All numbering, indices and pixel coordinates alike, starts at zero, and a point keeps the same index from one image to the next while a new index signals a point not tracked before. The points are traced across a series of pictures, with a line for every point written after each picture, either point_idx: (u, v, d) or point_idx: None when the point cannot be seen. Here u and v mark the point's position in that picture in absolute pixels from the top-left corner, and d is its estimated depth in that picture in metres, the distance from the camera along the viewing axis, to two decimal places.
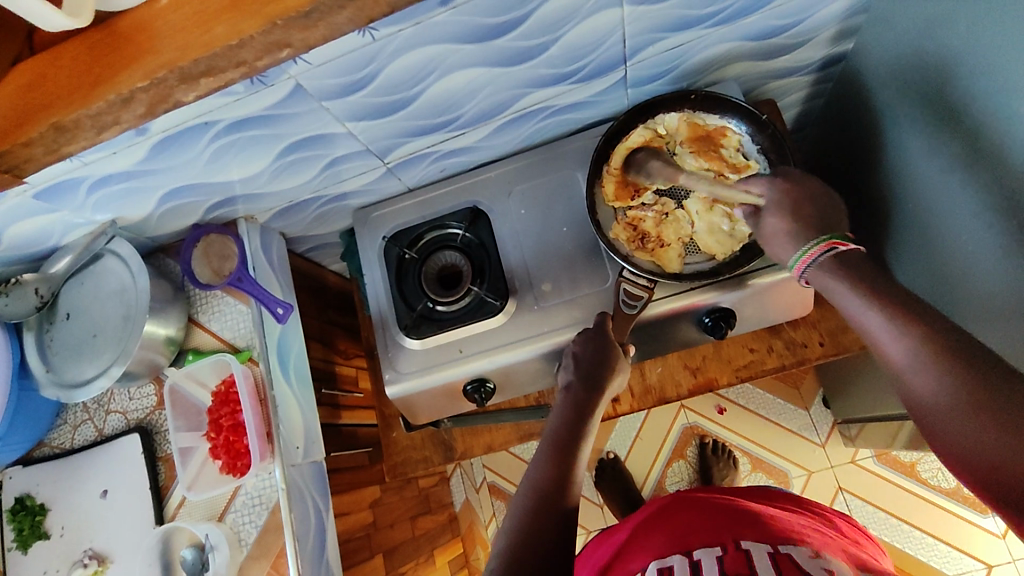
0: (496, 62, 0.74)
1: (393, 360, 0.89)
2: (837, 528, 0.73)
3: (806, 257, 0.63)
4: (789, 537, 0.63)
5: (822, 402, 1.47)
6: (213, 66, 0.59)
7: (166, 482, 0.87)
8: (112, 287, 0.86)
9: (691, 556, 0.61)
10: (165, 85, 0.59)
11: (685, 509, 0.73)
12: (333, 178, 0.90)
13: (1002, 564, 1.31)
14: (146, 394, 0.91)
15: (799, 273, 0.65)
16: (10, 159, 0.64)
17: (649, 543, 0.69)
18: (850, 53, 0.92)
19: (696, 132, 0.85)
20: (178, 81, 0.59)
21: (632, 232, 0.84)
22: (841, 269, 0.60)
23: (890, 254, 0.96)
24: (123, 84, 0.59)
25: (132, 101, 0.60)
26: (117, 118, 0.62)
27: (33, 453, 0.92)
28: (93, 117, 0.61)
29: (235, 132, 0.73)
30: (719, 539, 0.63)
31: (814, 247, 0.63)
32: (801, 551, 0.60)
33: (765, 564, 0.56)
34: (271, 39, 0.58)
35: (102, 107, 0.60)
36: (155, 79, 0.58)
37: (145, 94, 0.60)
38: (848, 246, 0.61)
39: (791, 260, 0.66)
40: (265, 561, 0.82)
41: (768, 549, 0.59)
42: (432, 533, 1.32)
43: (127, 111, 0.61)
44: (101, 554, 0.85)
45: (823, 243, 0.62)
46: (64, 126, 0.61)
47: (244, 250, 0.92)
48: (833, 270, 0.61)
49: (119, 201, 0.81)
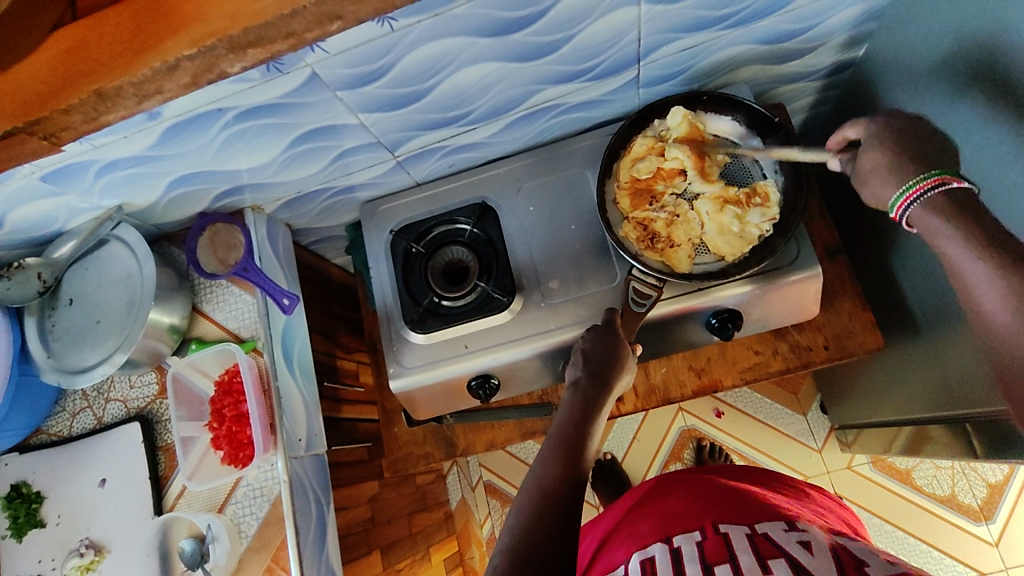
0: (512, 57, 0.74)
1: (398, 354, 0.89)
2: (815, 502, 0.74)
3: (912, 192, 0.56)
4: (766, 513, 0.62)
5: (819, 407, 1.48)
6: (262, 36, 0.55)
7: (166, 472, 0.86)
8: (117, 274, 0.85)
9: (672, 543, 0.60)
10: (213, 54, 0.56)
11: (667, 494, 0.72)
12: (342, 170, 0.89)
13: (995, 571, 1.32)
14: (148, 383, 0.90)
15: (899, 211, 0.58)
16: (47, 126, 0.61)
17: (633, 529, 0.68)
18: (859, 60, 0.92)
19: (693, 133, 0.84)
20: (227, 50, 0.56)
21: (642, 231, 0.83)
22: (953, 213, 0.54)
23: (893, 262, 0.96)
24: (170, 53, 0.55)
25: (177, 70, 0.56)
26: (159, 88, 0.58)
27: (30, 440, 0.90)
28: (135, 86, 0.57)
29: (246, 120, 0.73)
30: (698, 523, 0.61)
31: (925, 179, 0.56)
32: (776, 526, 0.58)
33: (743, 545, 0.55)
34: (325, 9, 0.54)
35: (146, 75, 0.56)
36: (204, 48, 0.55)
37: (192, 63, 0.56)
38: (962, 185, 0.55)
39: (893, 197, 0.58)
40: (265, 554, 0.82)
41: (747, 529, 0.58)
42: (428, 530, 1.32)
43: (171, 80, 0.57)
44: (99, 543, 0.84)
45: (931, 178, 0.56)
46: (106, 94, 0.57)
47: (251, 239, 0.92)
48: (937, 211, 0.55)
49: (126, 185, 0.80)
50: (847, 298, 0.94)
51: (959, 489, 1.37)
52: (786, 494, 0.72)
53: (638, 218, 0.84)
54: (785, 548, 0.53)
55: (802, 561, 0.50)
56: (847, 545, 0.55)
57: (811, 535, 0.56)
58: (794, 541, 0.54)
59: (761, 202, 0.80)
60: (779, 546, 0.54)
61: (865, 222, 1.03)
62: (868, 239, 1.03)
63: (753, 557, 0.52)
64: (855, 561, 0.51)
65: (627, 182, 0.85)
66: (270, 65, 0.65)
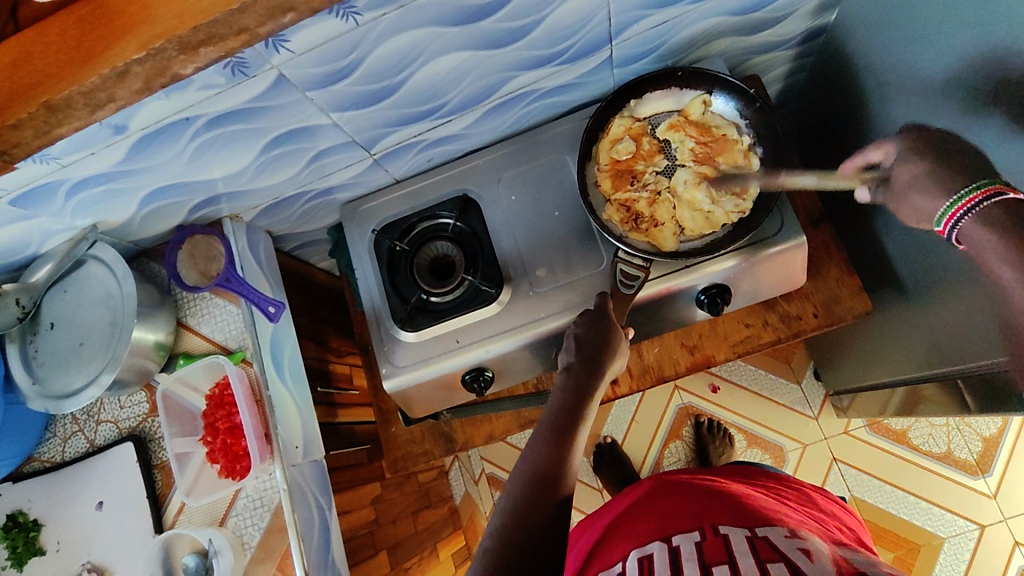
0: (482, 45, 0.73)
1: (389, 353, 0.88)
2: (817, 505, 0.74)
3: (963, 203, 0.59)
4: (768, 518, 0.61)
5: (813, 375, 1.49)
6: (212, 35, 0.54)
7: (163, 490, 0.85)
8: (97, 294, 0.83)
9: (671, 542, 0.60)
10: (163, 57, 0.54)
11: (666, 494, 0.71)
12: (318, 172, 0.88)
13: (994, 522, 1.34)
14: (138, 402, 0.89)
15: (946, 225, 0.62)
16: None
17: (631, 529, 0.68)
18: (831, 26, 0.92)
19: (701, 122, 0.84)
20: (177, 51, 0.54)
21: (626, 213, 0.83)
22: (1004, 221, 0.56)
23: (874, 228, 0.97)
24: (118, 58, 0.54)
25: (128, 75, 0.55)
26: (112, 96, 0.57)
27: (22, 469, 0.89)
28: (86, 95, 0.56)
29: (217, 127, 0.71)
30: (698, 523, 0.61)
31: (981, 190, 0.58)
32: (777, 532, 0.57)
33: (742, 548, 0.54)
34: (273, 2, 0.53)
35: (96, 83, 0.55)
36: (152, 50, 0.53)
37: (143, 68, 0.55)
38: (1018, 195, 0.56)
39: (939, 212, 0.62)
40: (271, 564, 0.81)
41: (747, 532, 0.57)
42: (435, 526, 1.32)
43: (123, 87, 0.56)
44: (100, 567, 0.83)
45: (984, 190, 0.58)
46: (56, 105, 0.56)
47: (231, 248, 0.91)
48: (990, 225, 0.57)
49: (98, 204, 0.78)
50: (832, 265, 0.95)
51: (955, 445, 1.39)
52: (789, 499, 0.72)
53: (619, 198, 0.84)
54: (785, 553, 0.53)
55: (801, 566, 0.50)
56: (849, 556, 0.55)
57: (812, 544, 0.55)
58: (794, 547, 0.54)
59: (740, 194, 0.81)
60: (779, 550, 0.53)
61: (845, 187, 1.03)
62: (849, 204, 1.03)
63: (752, 559, 0.52)
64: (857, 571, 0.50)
65: (608, 164, 0.85)
66: (235, 68, 0.63)
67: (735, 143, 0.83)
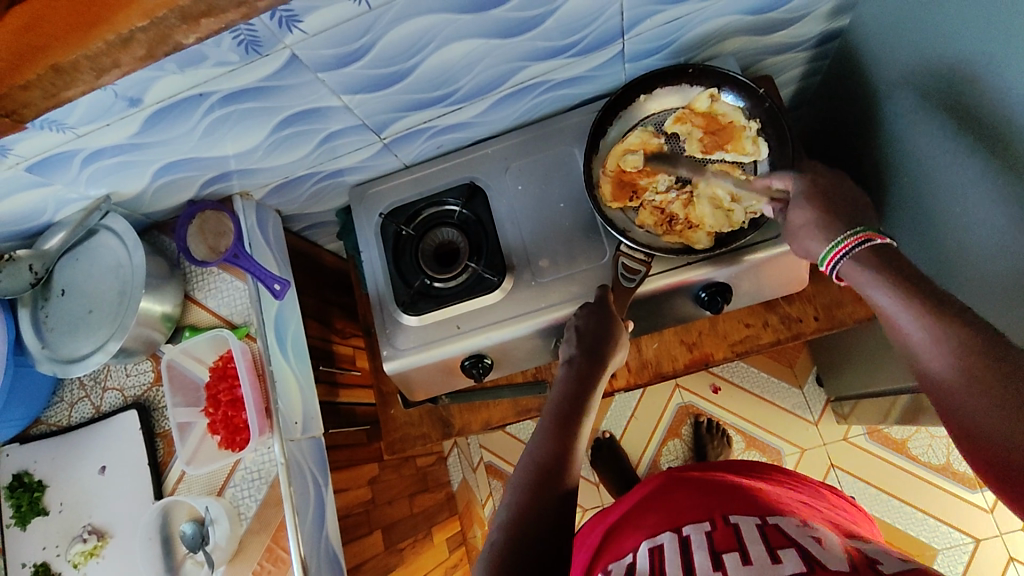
0: (494, 33, 0.74)
1: (391, 336, 0.89)
2: (824, 498, 0.74)
3: (841, 248, 0.61)
4: (778, 509, 0.62)
5: (815, 380, 1.49)
6: (213, 7, 0.55)
7: (165, 458, 0.87)
8: (107, 263, 0.86)
9: (682, 532, 0.60)
10: (166, 25, 0.56)
11: (677, 487, 0.72)
12: (329, 153, 0.89)
13: (991, 537, 1.33)
14: (143, 371, 0.91)
15: (829, 267, 0.63)
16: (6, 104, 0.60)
17: (642, 521, 0.68)
18: (847, 29, 0.91)
19: (711, 121, 0.84)
20: (179, 21, 0.56)
21: (660, 216, 0.83)
22: (876, 262, 0.58)
23: (886, 236, 0.97)
24: (122, 25, 0.55)
25: (131, 42, 0.57)
26: (116, 61, 0.58)
27: (30, 431, 0.91)
28: (91, 59, 0.57)
29: (230, 104, 0.72)
30: (708, 514, 0.62)
31: (853, 237, 0.61)
32: (789, 521, 0.58)
33: (754, 536, 0.55)
34: None
35: (100, 48, 0.56)
36: (156, 18, 0.55)
37: (146, 35, 0.56)
38: (887, 241, 0.59)
39: (822, 254, 0.64)
40: (265, 535, 0.83)
41: (757, 521, 0.58)
42: (430, 510, 1.34)
43: (126, 53, 0.58)
44: (101, 529, 0.85)
45: (859, 235, 0.61)
46: (62, 68, 0.57)
47: (240, 225, 0.92)
48: (862, 263, 0.59)
49: (113, 175, 0.80)
50: None
51: (955, 458, 1.38)
52: (798, 491, 0.72)
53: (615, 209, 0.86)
54: (796, 542, 0.53)
55: (812, 551, 0.51)
56: (861, 546, 0.55)
57: (823, 534, 0.56)
58: (805, 534, 0.55)
59: None
60: (791, 538, 0.54)
61: (855, 191, 1.02)
62: (859, 207, 1.03)
63: (763, 546, 0.53)
64: (869, 561, 0.51)
65: (613, 169, 0.86)
66: (248, 46, 0.64)
67: (743, 137, 0.83)
